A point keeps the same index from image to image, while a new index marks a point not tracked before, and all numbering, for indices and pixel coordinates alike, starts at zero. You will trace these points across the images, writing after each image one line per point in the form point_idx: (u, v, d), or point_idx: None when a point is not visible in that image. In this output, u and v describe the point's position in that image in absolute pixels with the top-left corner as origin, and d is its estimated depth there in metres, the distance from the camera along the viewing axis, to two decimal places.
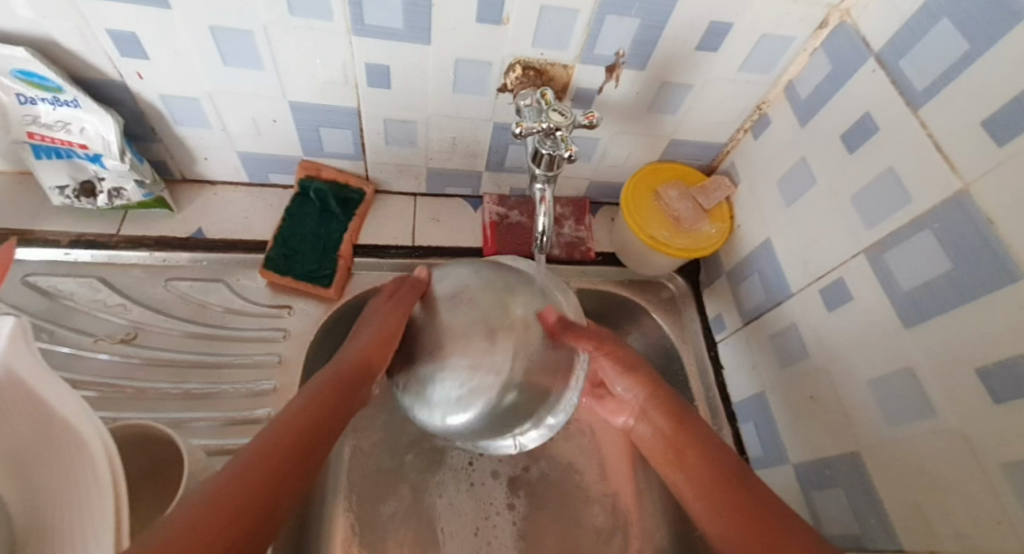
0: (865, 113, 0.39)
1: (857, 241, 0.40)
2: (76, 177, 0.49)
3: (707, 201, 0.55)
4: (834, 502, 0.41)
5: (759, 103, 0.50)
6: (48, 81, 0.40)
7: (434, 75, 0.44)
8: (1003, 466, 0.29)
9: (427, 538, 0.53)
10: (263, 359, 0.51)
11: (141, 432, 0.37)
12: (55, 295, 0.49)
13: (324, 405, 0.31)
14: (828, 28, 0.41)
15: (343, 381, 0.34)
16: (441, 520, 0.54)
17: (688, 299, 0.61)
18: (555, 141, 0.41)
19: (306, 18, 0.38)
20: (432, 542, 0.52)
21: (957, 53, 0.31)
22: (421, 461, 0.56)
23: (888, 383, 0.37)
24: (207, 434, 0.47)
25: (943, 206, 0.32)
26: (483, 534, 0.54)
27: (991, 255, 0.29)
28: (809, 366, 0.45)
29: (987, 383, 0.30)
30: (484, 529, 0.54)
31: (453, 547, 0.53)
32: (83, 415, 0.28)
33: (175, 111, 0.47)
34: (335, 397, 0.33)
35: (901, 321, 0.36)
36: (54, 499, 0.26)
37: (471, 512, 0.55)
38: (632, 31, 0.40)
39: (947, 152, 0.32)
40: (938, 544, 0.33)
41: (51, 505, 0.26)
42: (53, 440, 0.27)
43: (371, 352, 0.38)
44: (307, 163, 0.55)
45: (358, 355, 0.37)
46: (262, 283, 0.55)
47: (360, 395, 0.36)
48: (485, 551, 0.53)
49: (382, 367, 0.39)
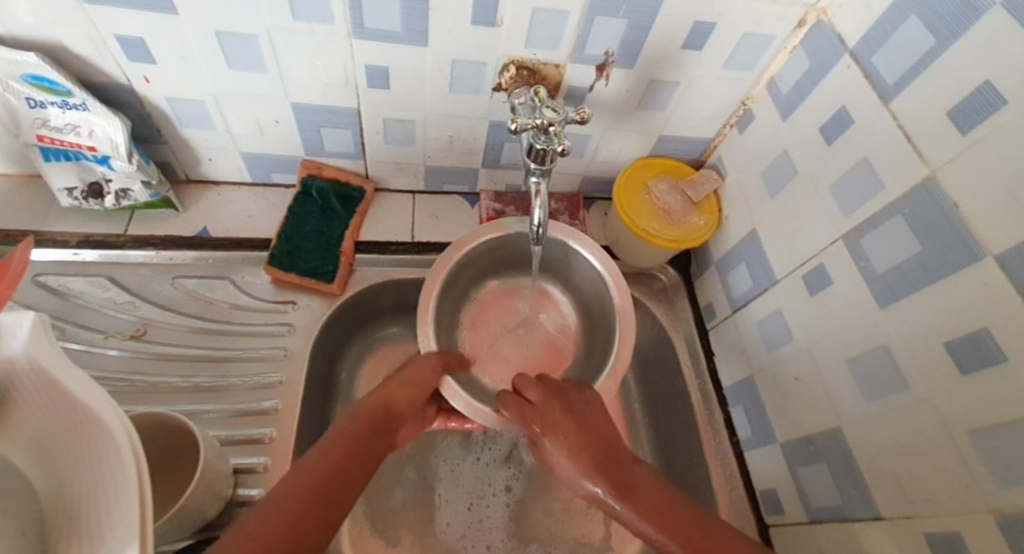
0: (840, 107, 0.41)
1: (836, 228, 0.42)
2: (84, 179, 0.51)
3: (696, 194, 0.57)
4: (819, 477, 0.44)
5: (743, 100, 0.52)
6: (58, 85, 0.42)
7: (431, 75, 0.46)
8: (970, 432, 0.31)
9: (426, 502, 0.56)
10: (269, 352, 0.53)
11: (159, 420, 0.40)
12: (66, 294, 0.51)
13: (356, 435, 0.37)
14: (806, 27, 0.43)
15: (370, 416, 0.40)
16: (439, 490, 0.57)
17: (680, 289, 0.63)
18: (548, 136, 0.43)
19: (308, 22, 0.39)
20: (427, 515, 0.55)
21: (924, 49, 0.33)
22: (435, 433, 0.59)
23: (867, 361, 0.39)
24: (218, 425, 0.49)
25: (912, 193, 0.34)
26: (477, 511, 0.57)
27: (955, 236, 0.31)
28: (793, 349, 0.47)
29: (954, 355, 0.32)
30: (478, 506, 0.57)
31: (445, 515, 0.56)
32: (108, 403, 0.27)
33: (181, 113, 0.49)
34: (366, 427, 0.39)
35: (876, 302, 0.38)
36: (87, 479, 0.26)
37: (469, 487, 0.58)
38: (620, 31, 0.42)
39: (916, 141, 0.34)
40: (913, 509, 0.35)
41: (80, 489, 0.26)
42: (80, 426, 0.26)
43: (396, 392, 0.44)
44: (309, 162, 0.57)
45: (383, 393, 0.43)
46: (266, 280, 0.56)
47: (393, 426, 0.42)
48: (476, 527, 0.56)
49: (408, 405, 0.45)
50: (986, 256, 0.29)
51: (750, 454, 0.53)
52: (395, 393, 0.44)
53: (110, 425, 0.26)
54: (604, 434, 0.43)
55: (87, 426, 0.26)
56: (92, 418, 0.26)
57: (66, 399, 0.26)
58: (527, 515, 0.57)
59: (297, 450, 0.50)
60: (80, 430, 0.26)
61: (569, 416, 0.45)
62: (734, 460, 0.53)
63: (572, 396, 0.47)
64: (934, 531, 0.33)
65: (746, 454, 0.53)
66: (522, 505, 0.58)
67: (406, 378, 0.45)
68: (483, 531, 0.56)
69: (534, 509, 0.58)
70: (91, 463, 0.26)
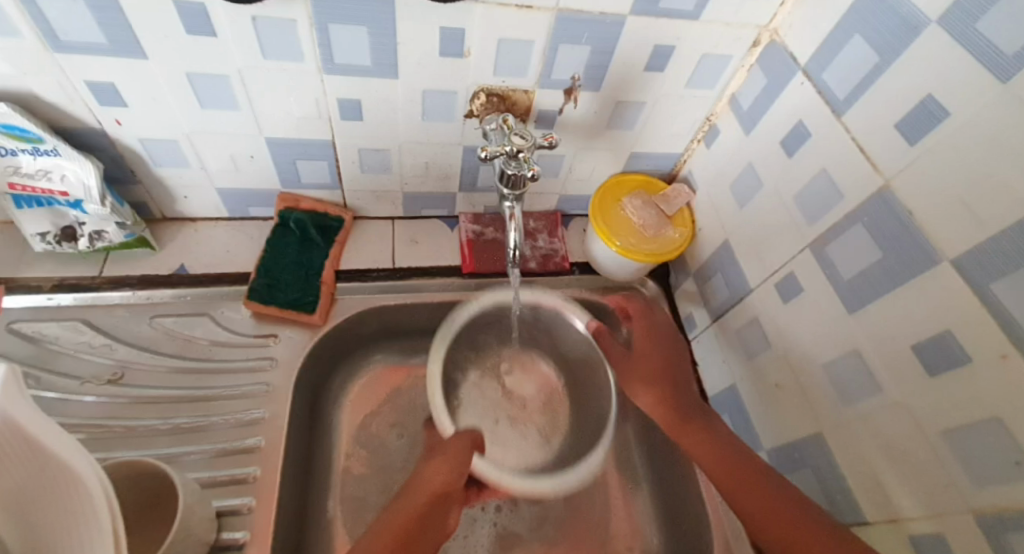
0: (798, 121, 0.42)
1: (803, 237, 0.43)
2: (57, 223, 0.50)
3: (669, 208, 0.58)
4: (805, 483, 0.44)
5: (708, 116, 0.53)
6: (28, 132, 0.41)
7: (404, 106, 0.47)
8: (943, 433, 0.32)
9: None
10: (251, 389, 0.52)
11: (140, 468, 0.39)
12: (39, 340, 0.50)
13: (405, 513, 0.41)
14: (761, 46, 0.45)
15: (412, 487, 0.44)
16: None
17: (661, 301, 0.63)
18: (518, 162, 0.44)
19: (279, 60, 0.40)
20: None
21: (869, 65, 0.35)
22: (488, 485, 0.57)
23: (842, 365, 0.40)
24: (199, 467, 0.48)
25: (870, 202, 0.36)
26: (465, 525, 0.56)
27: (913, 242, 0.33)
28: (772, 356, 0.48)
29: (922, 358, 0.33)
30: (466, 519, 0.56)
31: None
32: (77, 456, 0.26)
33: (156, 153, 0.49)
34: (407, 500, 0.43)
35: (845, 307, 0.39)
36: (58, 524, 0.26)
37: None
38: (584, 56, 0.44)
39: (869, 152, 0.36)
40: (896, 512, 0.35)
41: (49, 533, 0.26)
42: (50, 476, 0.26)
43: (433, 471, 0.45)
44: (286, 195, 0.57)
45: (418, 473, 0.45)
46: (246, 314, 0.56)
47: (442, 511, 0.43)
48: (463, 544, 0.55)
49: (454, 484, 0.44)
50: (943, 259, 0.31)
51: None
52: (435, 475, 0.44)
53: (80, 474, 0.26)
54: (668, 357, 0.49)
55: (61, 489, 0.26)
56: (64, 473, 0.26)
57: (38, 463, 0.25)
58: (515, 537, 0.56)
59: (284, 487, 0.49)
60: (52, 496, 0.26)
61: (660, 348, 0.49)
62: None
63: (659, 344, 0.50)
64: (919, 534, 0.34)
65: None
66: (509, 527, 0.57)
67: (444, 457, 0.46)
68: (470, 547, 0.55)
69: (523, 530, 0.57)
70: (67, 529, 0.26)
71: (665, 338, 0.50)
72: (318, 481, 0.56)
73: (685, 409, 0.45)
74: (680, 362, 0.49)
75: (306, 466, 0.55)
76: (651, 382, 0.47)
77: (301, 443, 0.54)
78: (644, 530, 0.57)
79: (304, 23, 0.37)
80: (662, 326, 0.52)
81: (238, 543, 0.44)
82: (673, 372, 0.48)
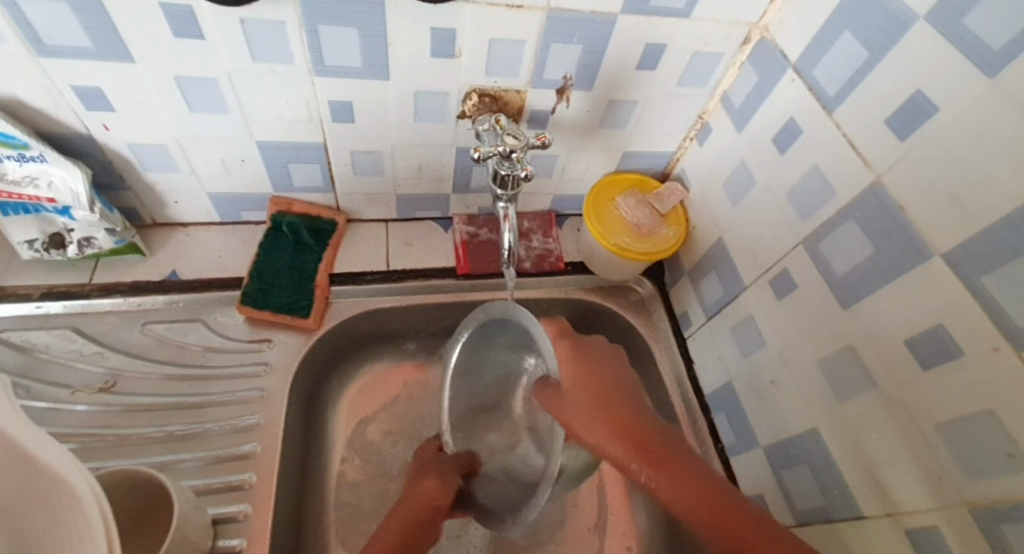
0: (789, 117, 0.43)
1: (796, 234, 0.43)
2: (45, 230, 0.50)
3: (663, 206, 0.58)
4: (800, 479, 0.44)
5: (700, 114, 0.53)
6: (14, 138, 0.41)
7: (395, 108, 0.47)
8: (937, 427, 0.32)
9: None
10: (246, 395, 0.52)
11: (135, 477, 0.38)
12: (28, 349, 0.49)
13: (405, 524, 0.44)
14: (751, 44, 0.45)
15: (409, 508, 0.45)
16: None
17: (656, 300, 0.64)
18: (511, 162, 0.43)
19: (269, 62, 0.40)
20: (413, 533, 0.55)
21: (859, 61, 0.35)
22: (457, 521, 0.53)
23: (835, 361, 0.40)
24: (194, 475, 0.47)
25: (861, 198, 0.36)
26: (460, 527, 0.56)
27: (904, 236, 0.33)
28: (766, 353, 0.48)
29: (915, 352, 0.33)
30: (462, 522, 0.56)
31: None
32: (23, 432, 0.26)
33: (145, 158, 0.48)
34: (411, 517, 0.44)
35: (838, 303, 0.39)
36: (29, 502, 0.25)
37: None
38: (576, 56, 0.44)
39: (859, 148, 0.36)
40: (891, 507, 0.36)
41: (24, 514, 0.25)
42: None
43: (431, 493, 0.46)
44: (278, 199, 0.56)
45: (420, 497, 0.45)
46: (240, 319, 0.55)
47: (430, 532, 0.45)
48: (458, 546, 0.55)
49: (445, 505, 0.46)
50: (934, 254, 0.31)
51: (736, 461, 0.53)
52: (426, 492, 0.46)
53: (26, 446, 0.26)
54: (613, 384, 0.43)
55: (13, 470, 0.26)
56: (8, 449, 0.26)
57: None
58: (509, 540, 0.56)
59: (280, 493, 0.49)
60: (29, 486, 0.26)
61: (603, 377, 0.43)
62: (721, 468, 0.53)
63: (595, 375, 0.43)
64: (915, 528, 0.34)
65: (732, 460, 0.53)
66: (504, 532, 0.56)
67: (435, 476, 0.47)
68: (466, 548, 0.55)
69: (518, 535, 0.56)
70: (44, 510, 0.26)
71: (601, 364, 0.44)
72: (315, 485, 0.55)
73: (647, 437, 0.38)
74: (623, 390, 0.42)
75: (303, 471, 0.54)
76: (603, 416, 0.40)
77: (297, 448, 0.54)
78: (642, 528, 0.57)
79: (293, 24, 0.37)
80: (589, 347, 0.46)
81: (235, 550, 0.44)
82: (619, 402, 0.41)
